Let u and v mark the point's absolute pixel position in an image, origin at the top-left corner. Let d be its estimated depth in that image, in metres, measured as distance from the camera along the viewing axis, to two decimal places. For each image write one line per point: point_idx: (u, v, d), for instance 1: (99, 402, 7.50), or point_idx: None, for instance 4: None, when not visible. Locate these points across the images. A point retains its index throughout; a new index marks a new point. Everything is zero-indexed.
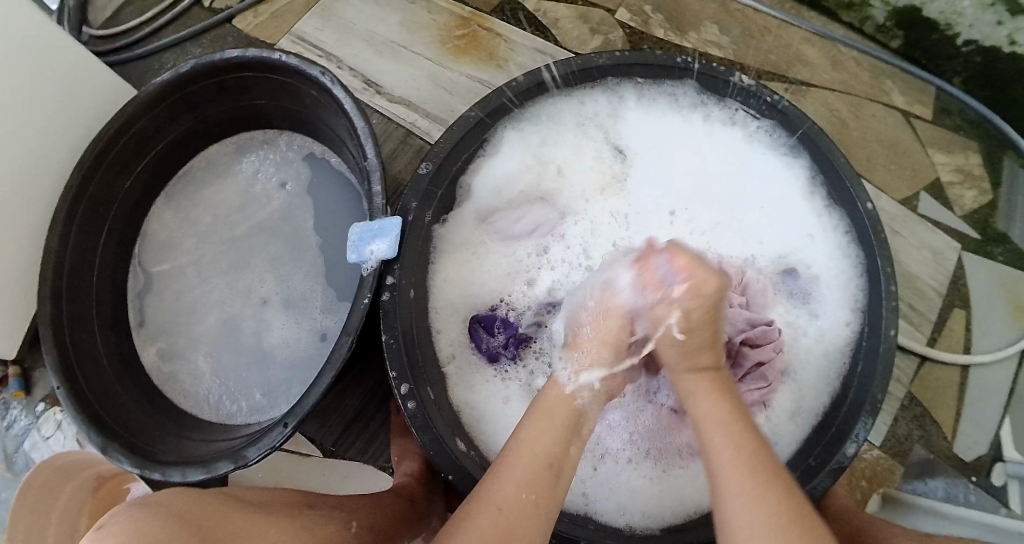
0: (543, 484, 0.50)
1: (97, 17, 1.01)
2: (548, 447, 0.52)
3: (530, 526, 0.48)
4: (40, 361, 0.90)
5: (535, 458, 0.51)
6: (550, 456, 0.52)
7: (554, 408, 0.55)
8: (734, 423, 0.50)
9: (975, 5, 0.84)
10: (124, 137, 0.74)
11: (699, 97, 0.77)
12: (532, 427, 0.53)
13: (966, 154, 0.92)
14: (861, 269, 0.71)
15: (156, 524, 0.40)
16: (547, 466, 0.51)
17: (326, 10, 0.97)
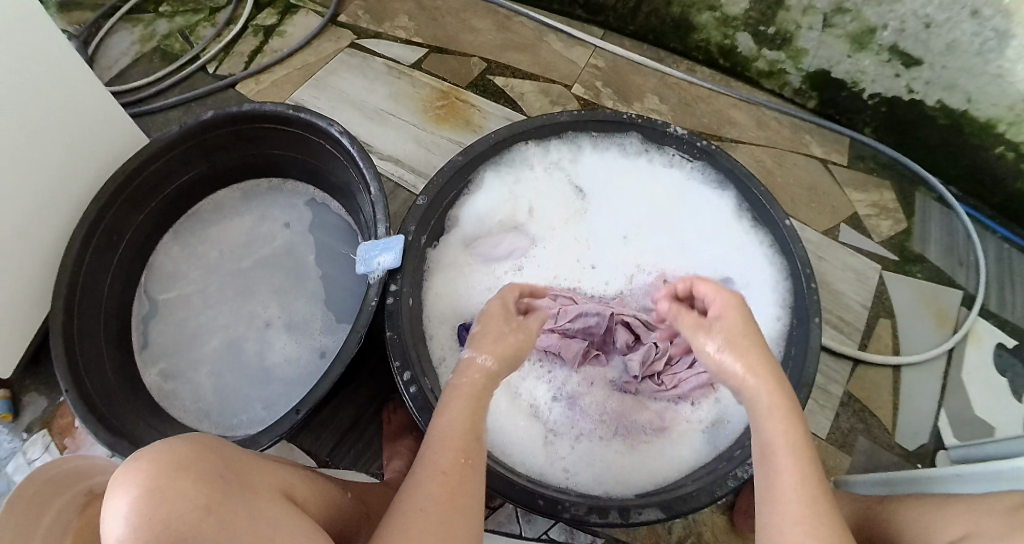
0: (471, 456, 0.58)
1: (103, 75, 1.16)
2: (461, 440, 0.58)
3: (453, 511, 0.54)
4: (29, 385, 0.96)
5: (459, 439, 0.58)
6: (464, 450, 0.57)
7: (468, 388, 0.61)
8: (802, 448, 0.56)
9: (874, 62, 1.02)
10: (142, 175, 0.86)
11: (643, 146, 0.93)
12: (444, 422, 0.59)
13: (879, 191, 1.08)
14: (783, 275, 0.83)
15: (189, 452, 0.51)
16: (472, 443, 0.58)
17: (327, 85, 1.14)
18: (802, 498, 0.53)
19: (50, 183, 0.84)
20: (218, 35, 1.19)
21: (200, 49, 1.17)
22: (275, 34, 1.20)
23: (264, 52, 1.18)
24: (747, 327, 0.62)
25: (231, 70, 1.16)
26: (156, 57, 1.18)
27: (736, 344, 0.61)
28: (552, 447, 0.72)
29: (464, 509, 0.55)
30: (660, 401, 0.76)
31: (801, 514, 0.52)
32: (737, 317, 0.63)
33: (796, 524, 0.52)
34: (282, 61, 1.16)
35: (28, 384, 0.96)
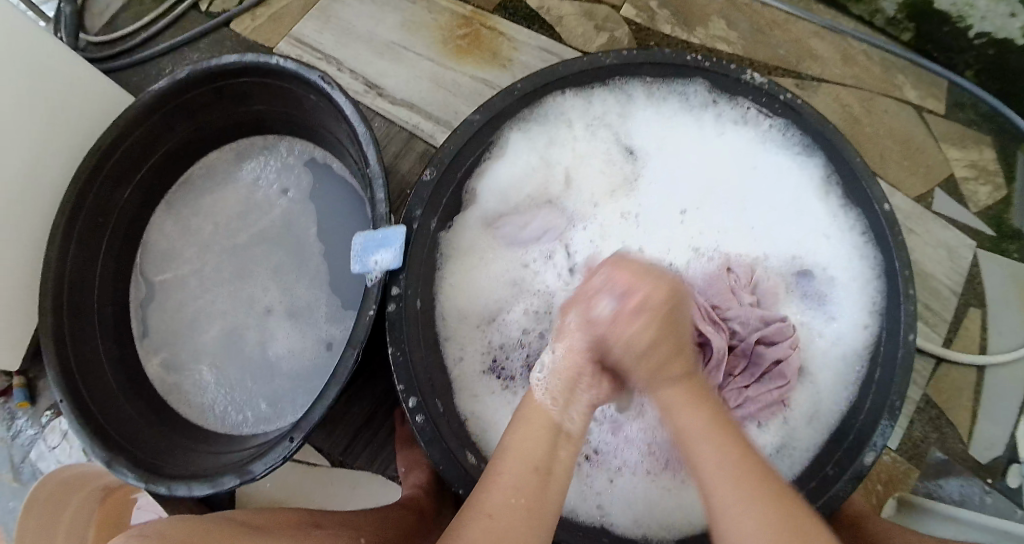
0: (534, 492, 0.50)
1: (94, 23, 0.99)
2: (535, 449, 0.52)
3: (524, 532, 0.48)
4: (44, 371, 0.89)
5: (520, 464, 0.51)
6: (536, 459, 0.52)
7: (532, 414, 0.54)
8: (715, 428, 0.50)
9: None
10: (122, 146, 0.74)
11: (710, 96, 0.75)
12: (516, 434, 0.53)
13: (979, 149, 0.92)
14: (879, 272, 0.69)
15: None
16: (533, 471, 0.51)
17: (326, 10, 0.95)
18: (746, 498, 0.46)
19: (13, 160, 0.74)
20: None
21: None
22: None
23: None
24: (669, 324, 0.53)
25: (225, 5, 0.97)
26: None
27: (655, 356, 0.52)
28: (586, 479, 0.66)
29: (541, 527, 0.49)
30: None
31: (739, 505, 0.46)
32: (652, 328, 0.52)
33: (745, 520, 0.46)
34: None
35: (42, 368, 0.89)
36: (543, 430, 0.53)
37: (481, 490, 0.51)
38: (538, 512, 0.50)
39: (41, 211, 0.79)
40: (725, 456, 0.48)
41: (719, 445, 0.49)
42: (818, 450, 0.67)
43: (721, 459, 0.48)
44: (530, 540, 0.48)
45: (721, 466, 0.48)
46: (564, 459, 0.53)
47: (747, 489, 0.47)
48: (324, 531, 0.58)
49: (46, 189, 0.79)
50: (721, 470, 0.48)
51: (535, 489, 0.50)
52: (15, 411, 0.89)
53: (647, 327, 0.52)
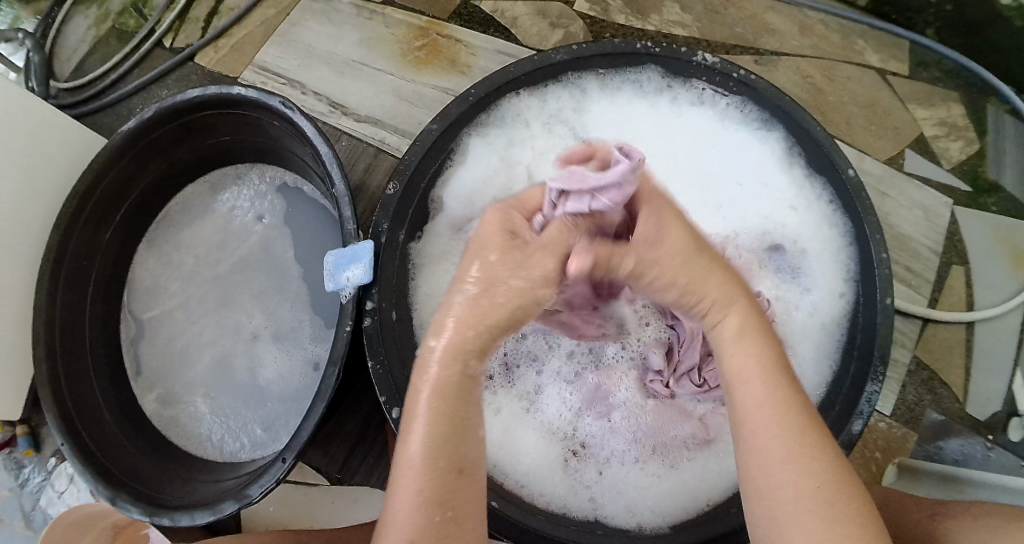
0: (457, 492, 0.45)
1: (62, 69, 1.00)
2: (444, 447, 0.46)
3: (456, 542, 0.44)
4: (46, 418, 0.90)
5: (438, 470, 0.45)
6: (456, 460, 0.46)
7: (439, 394, 0.48)
8: (773, 370, 0.48)
9: None
10: (98, 189, 0.75)
11: (664, 81, 0.76)
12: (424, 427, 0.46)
13: (947, 106, 0.92)
14: (850, 238, 0.69)
15: None
16: (455, 471, 0.46)
17: (286, 36, 0.96)
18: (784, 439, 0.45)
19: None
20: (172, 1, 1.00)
21: (153, 22, 0.99)
22: None
23: (220, 13, 0.99)
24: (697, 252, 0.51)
25: (188, 41, 0.99)
26: (112, 39, 1.01)
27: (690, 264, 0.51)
28: (575, 473, 0.66)
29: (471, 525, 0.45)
30: (705, 404, 0.68)
31: (789, 454, 0.44)
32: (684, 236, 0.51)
33: (786, 465, 0.44)
34: (240, 21, 0.98)
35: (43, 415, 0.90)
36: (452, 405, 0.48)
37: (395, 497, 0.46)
38: (461, 515, 0.45)
39: (26, 260, 0.80)
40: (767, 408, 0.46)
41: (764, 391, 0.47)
42: None
43: (776, 409, 0.46)
44: None
45: (761, 408, 0.46)
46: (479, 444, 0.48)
47: (791, 434, 0.45)
48: None
49: (30, 237, 0.80)
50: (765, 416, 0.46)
51: (457, 488, 0.46)
52: (21, 459, 0.89)
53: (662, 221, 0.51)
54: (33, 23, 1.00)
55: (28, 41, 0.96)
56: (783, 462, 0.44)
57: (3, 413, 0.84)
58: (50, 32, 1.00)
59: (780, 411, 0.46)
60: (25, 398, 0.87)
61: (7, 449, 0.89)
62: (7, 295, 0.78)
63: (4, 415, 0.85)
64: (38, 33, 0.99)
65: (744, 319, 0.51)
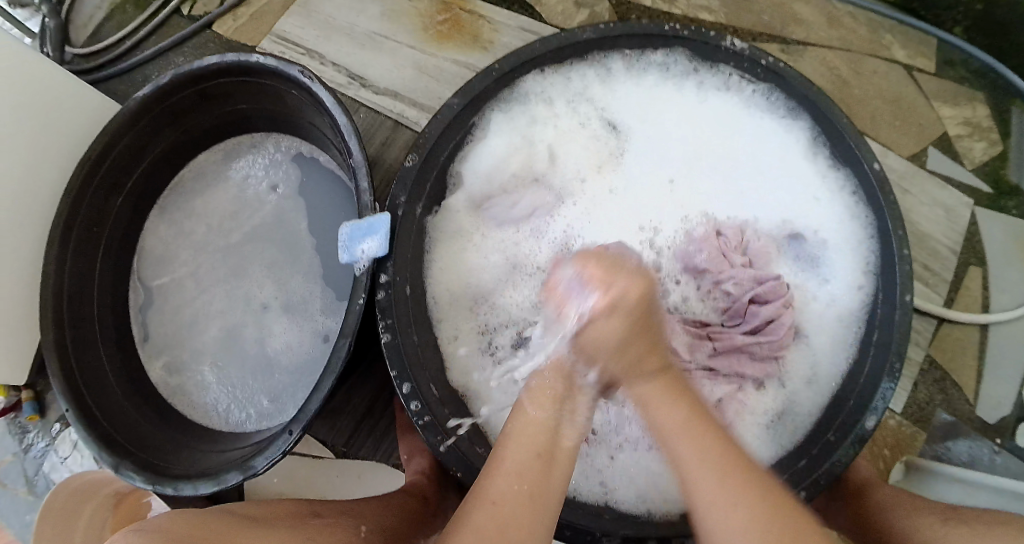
0: (536, 473, 0.51)
1: (79, 35, 0.99)
2: (535, 437, 0.52)
3: (529, 517, 0.49)
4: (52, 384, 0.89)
5: (523, 451, 0.52)
6: (537, 445, 0.52)
7: (535, 395, 0.55)
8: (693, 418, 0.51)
9: None
10: (113, 153, 0.74)
11: (690, 65, 0.74)
12: (518, 423, 0.54)
13: (972, 106, 0.92)
14: (872, 231, 0.69)
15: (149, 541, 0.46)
16: (536, 457, 0.52)
17: (306, 5, 0.95)
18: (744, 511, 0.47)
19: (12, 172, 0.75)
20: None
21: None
22: None
23: None
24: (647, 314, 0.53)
25: (207, 7, 0.97)
26: (130, 5, 0.99)
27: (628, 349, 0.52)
28: (586, 457, 0.66)
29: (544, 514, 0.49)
30: (720, 388, 0.68)
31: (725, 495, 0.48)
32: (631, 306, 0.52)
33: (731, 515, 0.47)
34: None
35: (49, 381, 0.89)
36: (546, 420, 0.54)
37: (493, 474, 0.51)
38: (542, 491, 0.50)
39: (37, 221, 0.79)
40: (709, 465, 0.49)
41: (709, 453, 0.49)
42: (820, 417, 0.67)
43: (718, 455, 0.49)
44: (535, 525, 0.49)
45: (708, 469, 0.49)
46: (562, 444, 0.53)
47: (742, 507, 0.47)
48: (324, 520, 0.58)
49: (44, 197, 0.79)
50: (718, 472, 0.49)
51: (538, 475, 0.51)
52: (25, 424, 0.89)
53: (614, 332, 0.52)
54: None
55: (43, 5, 0.95)
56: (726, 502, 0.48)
57: (12, 375, 0.84)
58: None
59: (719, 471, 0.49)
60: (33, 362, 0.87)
61: (13, 413, 0.88)
62: (18, 254, 0.78)
63: (10, 378, 0.84)
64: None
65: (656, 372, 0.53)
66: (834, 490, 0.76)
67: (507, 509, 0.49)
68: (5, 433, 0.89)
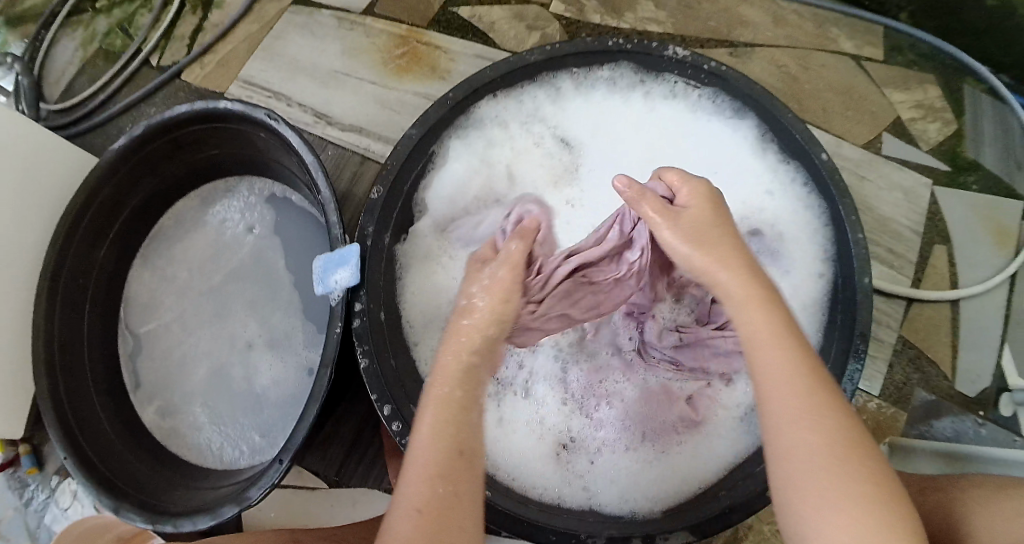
0: (458, 474, 0.47)
1: (53, 92, 1.03)
2: (454, 432, 0.48)
3: (456, 519, 0.45)
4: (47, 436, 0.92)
5: (440, 449, 0.47)
6: (457, 441, 0.48)
7: (444, 378, 0.50)
8: (783, 331, 0.47)
9: None
10: (93, 206, 0.77)
11: (636, 76, 0.78)
12: (432, 415, 0.49)
13: (923, 88, 0.94)
14: (825, 219, 0.71)
15: None
16: (457, 455, 0.47)
17: (270, 50, 0.98)
18: (813, 451, 0.44)
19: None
20: (158, 20, 1.02)
21: (140, 40, 1.01)
22: (214, 5, 1.02)
23: (205, 30, 1.01)
24: (716, 221, 0.52)
25: (175, 58, 1.01)
26: (100, 59, 1.03)
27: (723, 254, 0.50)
28: (566, 464, 0.67)
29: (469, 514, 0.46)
30: (691, 385, 0.69)
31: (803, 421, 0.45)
32: (708, 206, 0.53)
33: (804, 443, 0.44)
34: (223, 37, 1.00)
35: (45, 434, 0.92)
36: (458, 403, 0.49)
37: (409, 479, 0.47)
38: (463, 488, 0.47)
39: (23, 279, 0.82)
40: (792, 395, 0.45)
41: (791, 382, 0.46)
42: None
43: (803, 378, 0.46)
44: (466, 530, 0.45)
45: (788, 399, 0.45)
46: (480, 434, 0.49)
47: (822, 451, 0.43)
48: None
49: (28, 255, 0.82)
50: (790, 403, 0.45)
51: (460, 471, 0.47)
52: (25, 478, 0.91)
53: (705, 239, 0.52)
54: (20, 44, 1.03)
55: (16, 64, 1.00)
56: (796, 428, 0.45)
57: (7, 430, 0.86)
58: (38, 54, 1.02)
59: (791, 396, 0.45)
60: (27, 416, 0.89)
61: (11, 468, 0.91)
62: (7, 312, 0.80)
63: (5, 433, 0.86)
64: (26, 56, 1.02)
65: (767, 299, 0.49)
66: None
67: (427, 520, 0.45)
68: (4, 488, 0.90)
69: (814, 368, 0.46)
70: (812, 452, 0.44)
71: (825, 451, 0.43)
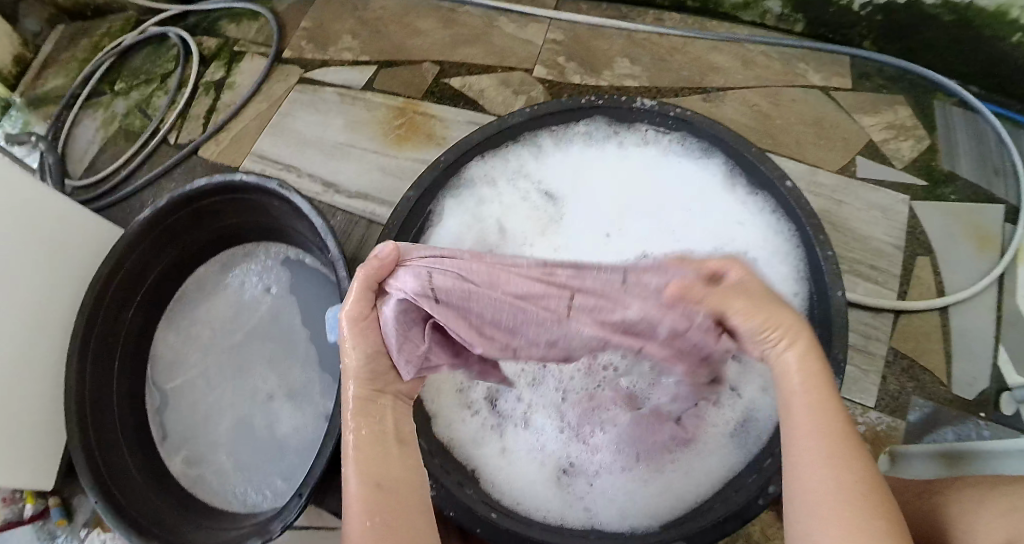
0: (396, 502, 0.54)
1: (76, 168, 1.15)
2: (382, 465, 0.55)
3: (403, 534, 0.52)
4: (77, 489, 0.98)
5: (367, 485, 0.54)
6: (379, 475, 0.54)
7: (372, 417, 0.58)
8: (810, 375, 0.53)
9: None
10: (120, 272, 0.86)
11: (610, 128, 0.85)
12: (358, 455, 0.55)
13: (894, 108, 1.00)
14: (798, 242, 0.76)
15: None
16: (379, 487, 0.54)
17: (283, 128, 1.09)
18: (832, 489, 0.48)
19: (36, 301, 0.88)
20: (173, 101, 1.16)
21: (158, 120, 1.14)
22: (225, 86, 1.15)
23: (218, 109, 1.14)
24: (769, 299, 0.55)
25: (192, 136, 1.13)
26: (120, 137, 1.16)
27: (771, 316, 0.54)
28: (567, 487, 0.71)
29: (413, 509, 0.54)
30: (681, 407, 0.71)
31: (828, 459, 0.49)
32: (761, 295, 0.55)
33: (820, 474, 0.49)
34: (237, 115, 1.12)
35: (75, 486, 0.98)
36: (375, 438, 0.57)
37: (349, 517, 0.53)
38: (405, 509, 0.54)
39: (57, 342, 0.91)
40: (819, 440, 0.50)
41: (820, 425, 0.51)
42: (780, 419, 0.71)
43: (823, 414, 0.51)
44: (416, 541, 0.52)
45: (813, 444, 0.50)
46: (412, 465, 0.57)
47: (846, 484, 0.48)
48: None
49: (61, 319, 0.91)
50: (816, 448, 0.50)
51: (393, 501, 0.54)
52: (53, 530, 0.96)
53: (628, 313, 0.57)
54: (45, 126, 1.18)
55: (41, 143, 1.09)
56: (812, 474, 0.49)
57: (36, 481, 0.92)
58: (62, 134, 1.16)
59: (825, 441, 0.50)
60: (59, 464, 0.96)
61: (39, 520, 0.96)
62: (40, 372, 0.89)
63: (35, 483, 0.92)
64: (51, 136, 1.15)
65: (794, 341, 0.54)
66: None
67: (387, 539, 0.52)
68: (32, 539, 0.95)
69: (849, 436, 0.50)
70: (827, 485, 0.49)
71: (845, 484, 0.48)
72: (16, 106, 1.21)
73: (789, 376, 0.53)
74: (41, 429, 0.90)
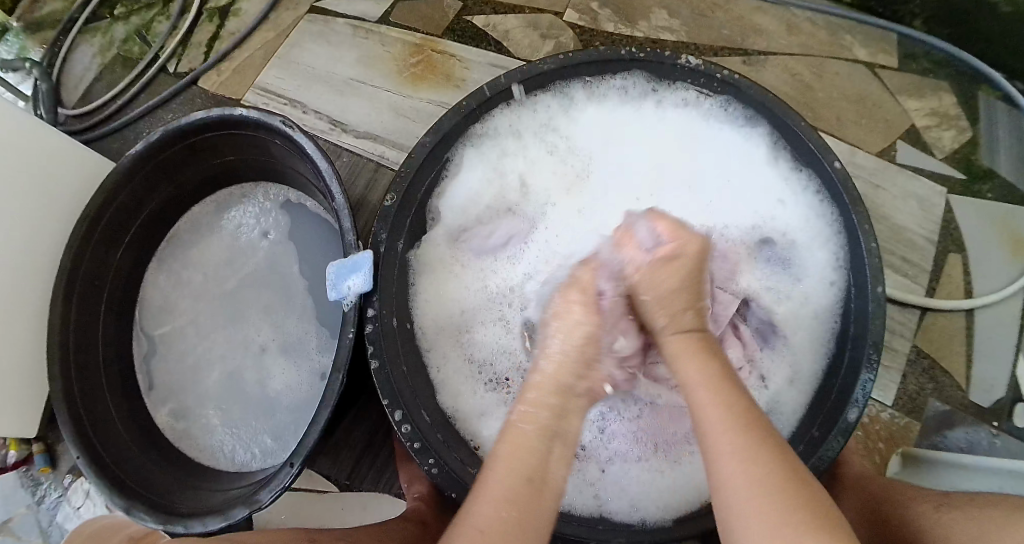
0: (524, 502, 0.50)
1: (70, 97, 1.03)
2: (525, 462, 0.52)
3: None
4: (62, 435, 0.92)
5: (511, 477, 0.51)
6: (528, 470, 0.52)
7: (518, 427, 0.54)
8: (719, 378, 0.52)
9: None
10: (110, 208, 0.78)
11: (649, 85, 0.77)
12: (505, 446, 0.53)
13: (939, 96, 0.94)
14: (839, 228, 0.71)
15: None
16: (525, 481, 0.51)
17: (286, 58, 1.00)
18: None
19: (20, 237, 0.79)
20: (174, 28, 1.04)
21: (157, 47, 1.02)
22: (229, 12, 1.04)
23: (221, 36, 1.03)
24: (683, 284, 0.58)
25: (190, 63, 1.02)
26: (117, 65, 1.04)
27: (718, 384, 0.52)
28: (577, 472, 0.68)
29: (536, 530, 0.49)
30: None
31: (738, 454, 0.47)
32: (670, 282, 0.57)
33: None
34: (241, 43, 1.01)
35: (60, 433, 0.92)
36: (534, 440, 0.53)
37: (474, 502, 0.51)
38: (528, 519, 0.50)
39: (40, 281, 0.83)
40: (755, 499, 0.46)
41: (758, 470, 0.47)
42: (804, 412, 0.68)
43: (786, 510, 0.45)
44: None
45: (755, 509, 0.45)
46: (556, 475, 0.53)
47: None
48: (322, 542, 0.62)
49: (44, 258, 0.83)
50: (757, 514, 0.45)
51: (532, 501, 0.50)
52: (38, 477, 0.91)
53: (669, 279, 0.57)
54: (40, 52, 1.05)
55: (35, 69, 1.01)
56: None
57: (20, 429, 0.86)
58: (57, 61, 1.03)
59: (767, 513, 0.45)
60: (42, 414, 0.89)
61: (24, 467, 0.91)
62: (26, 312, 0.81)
63: (19, 431, 0.86)
64: (46, 61, 1.03)
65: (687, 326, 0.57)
66: (830, 484, 0.77)
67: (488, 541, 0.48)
68: (15, 486, 0.90)
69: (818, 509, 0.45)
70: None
71: None
72: (12, 29, 1.06)
73: (695, 385, 0.52)
74: (22, 377, 0.83)
